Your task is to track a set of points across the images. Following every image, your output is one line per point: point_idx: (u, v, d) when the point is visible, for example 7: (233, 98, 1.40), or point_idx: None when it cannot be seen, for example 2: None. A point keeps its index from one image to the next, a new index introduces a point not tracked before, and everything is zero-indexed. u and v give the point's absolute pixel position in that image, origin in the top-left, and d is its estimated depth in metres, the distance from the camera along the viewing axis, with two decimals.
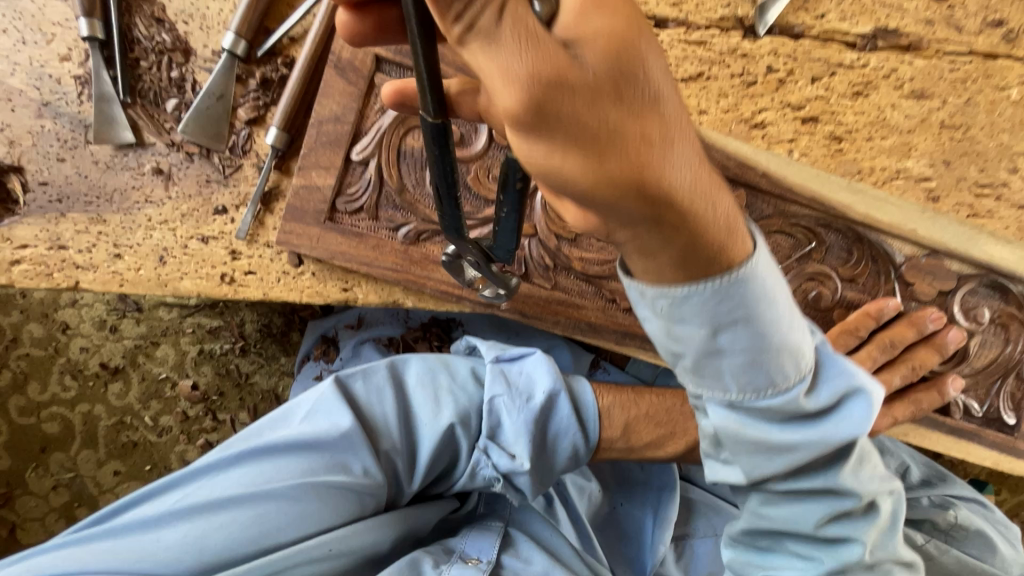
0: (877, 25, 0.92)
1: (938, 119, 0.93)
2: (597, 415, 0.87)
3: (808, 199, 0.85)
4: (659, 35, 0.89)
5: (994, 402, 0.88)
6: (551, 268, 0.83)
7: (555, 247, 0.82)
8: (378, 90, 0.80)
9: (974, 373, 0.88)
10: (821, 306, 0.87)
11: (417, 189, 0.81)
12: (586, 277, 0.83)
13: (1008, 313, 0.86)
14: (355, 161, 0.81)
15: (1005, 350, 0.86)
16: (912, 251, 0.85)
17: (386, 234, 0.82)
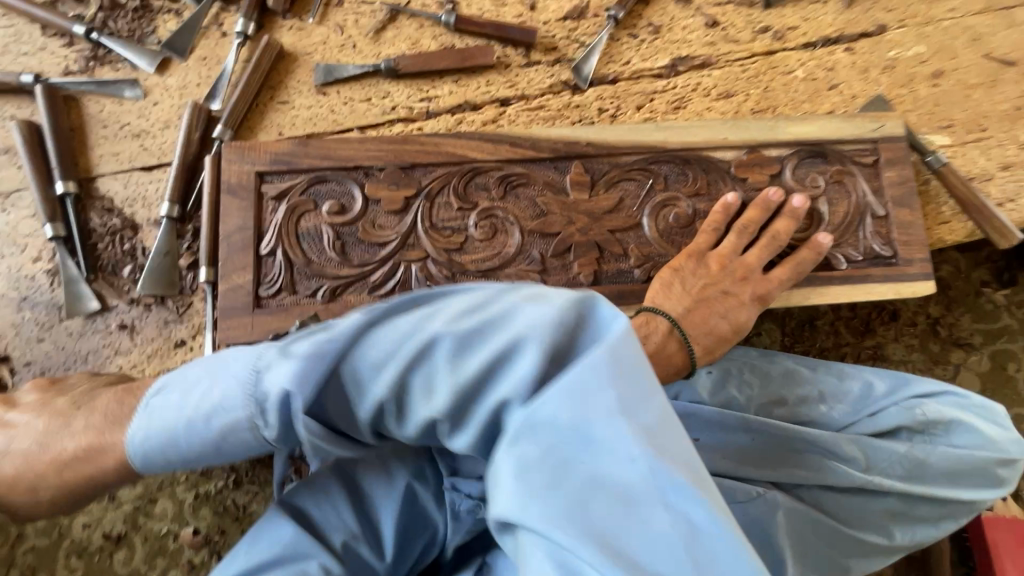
0: (672, 57, 1.16)
1: (748, 108, 1.14)
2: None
3: (632, 148, 1.05)
4: (507, 110, 1.11)
5: (865, 243, 1.04)
6: (451, 277, 0.99)
7: (449, 259, 0.99)
8: (267, 196, 1.00)
9: (836, 229, 1.04)
10: (683, 224, 1.02)
11: (322, 257, 0.98)
12: (483, 273, 0.99)
13: (837, 172, 1.07)
14: (264, 255, 0.97)
15: (849, 199, 1.05)
16: (734, 155, 1.06)
17: (308, 302, 0.97)
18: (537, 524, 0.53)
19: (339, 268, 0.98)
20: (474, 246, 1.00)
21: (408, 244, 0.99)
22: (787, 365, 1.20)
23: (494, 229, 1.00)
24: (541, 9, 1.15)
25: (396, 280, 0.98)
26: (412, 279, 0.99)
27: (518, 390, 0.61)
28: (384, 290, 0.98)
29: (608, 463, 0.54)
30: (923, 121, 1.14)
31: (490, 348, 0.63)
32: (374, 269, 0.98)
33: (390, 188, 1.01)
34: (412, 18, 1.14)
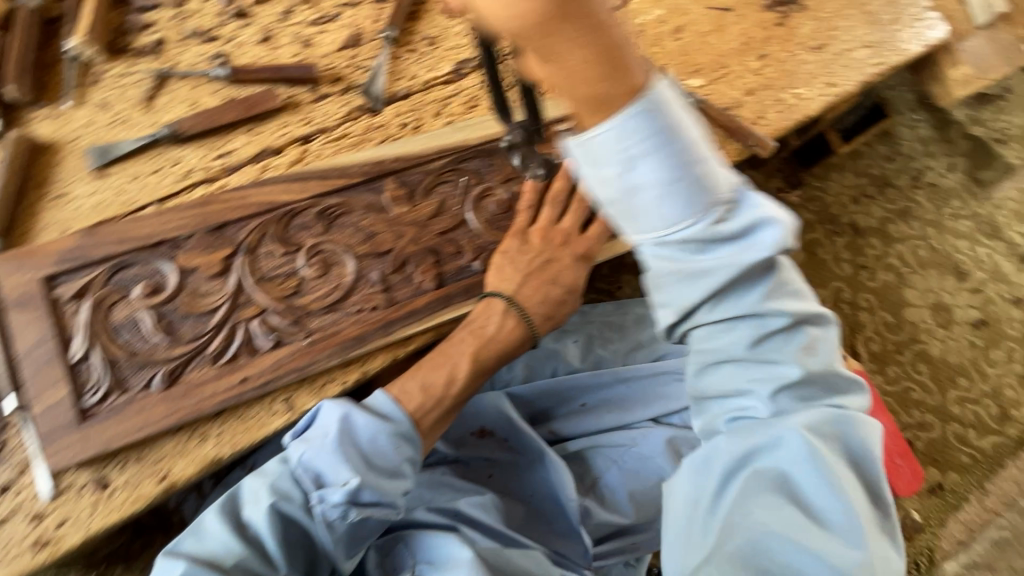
0: (455, 62, 1.24)
1: (534, 92, 1.24)
2: (391, 401, 0.92)
3: (436, 152, 1.10)
4: (310, 147, 1.11)
5: None
6: (295, 321, 0.96)
7: (288, 305, 0.97)
8: (65, 300, 0.92)
9: None
10: (504, 209, 1.10)
11: (147, 344, 0.92)
12: (328, 308, 0.98)
13: None
14: (78, 362, 0.90)
15: None
16: (530, 137, 1.15)
17: (142, 394, 0.90)
18: (779, 454, 0.76)
19: (171, 348, 0.92)
20: (311, 285, 0.98)
21: (241, 302, 0.96)
22: (635, 314, 1.47)
23: (326, 263, 1.00)
24: (317, 45, 1.18)
25: (237, 342, 0.94)
26: (255, 335, 0.95)
27: (783, 354, 0.76)
28: (227, 356, 0.93)
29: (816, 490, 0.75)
30: (678, 70, 1.34)
31: (695, 273, 0.71)
32: (209, 338, 0.93)
33: (206, 253, 0.96)
34: (184, 79, 1.10)
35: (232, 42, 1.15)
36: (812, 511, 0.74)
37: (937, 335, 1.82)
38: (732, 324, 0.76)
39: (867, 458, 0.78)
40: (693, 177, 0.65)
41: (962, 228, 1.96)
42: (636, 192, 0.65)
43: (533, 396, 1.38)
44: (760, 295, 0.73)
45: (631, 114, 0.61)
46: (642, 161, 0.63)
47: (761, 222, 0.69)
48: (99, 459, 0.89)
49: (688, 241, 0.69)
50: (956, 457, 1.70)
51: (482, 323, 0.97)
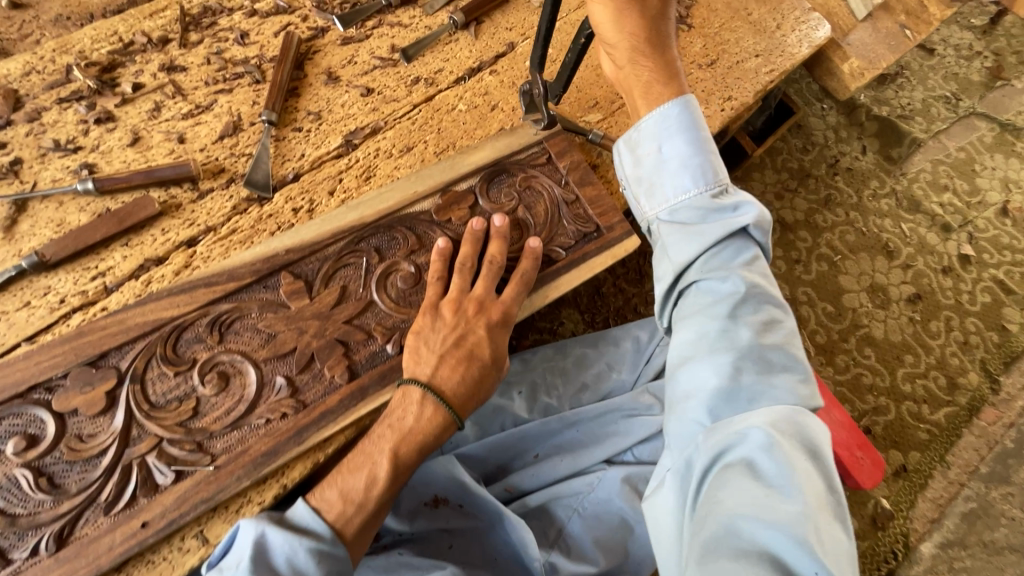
0: (344, 134, 1.19)
1: (431, 153, 1.21)
2: (311, 512, 0.85)
3: (332, 235, 1.05)
4: (196, 249, 1.05)
5: (569, 229, 1.15)
6: (197, 447, 0.89)
7: (187, 431, 0.89)
8: None
9: (541, 228, 1.14)
10: (412, 283, 1.05)
11: (28, 505, 0.83)
12: (232, 426, 0.91)
13: (521, 179, 1.17)
14: None
15: (541, 200, 1.16)
16: (430, 203, 1.12)
17: (28, 563, 0.81)
18: (743, 439, 0.73)
19: (57, 506, 0.83)
20: (209, 404, 0.91)
21: (133, 437, 0.88)
22: (577, 354, 1.41)
23: (224, 377, 0.93)
24: (191, 140, 1.12)
25: (133, 483, 0.86)
26: (152, 472, 0.87)
27: (756, 315, 0.82)
28: (123, 501, 0.85)
29: (782, 458, 0.71)
30: (575, 107, 1.33)
31: (698, 230, 0.86)
32: (100, 485, 0.85)
33: (86, 391, 0.88)
34: (47, 200, 1.03)
35: (97, 150, 1.08)
36: (773, 486, 0.69)
37: (878, 316, 1.86)
38: (710, 306, 0.83)
39: (822, 451, 0.74)
40: (699, 163, 0.87)
41: (883, 207, 2.01)
42: (666, 162, 0.90)
43: (486, 454, 1.28)
44: (740, 263, 0.83)
45: (667, 108, 0.89)
46: (665, 156, 0.90)
47: (744, 204, 0.86)
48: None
49: (692, 208, 0.87)
50: (915, 435, 1.72)
51: (398, 415, 0.92)
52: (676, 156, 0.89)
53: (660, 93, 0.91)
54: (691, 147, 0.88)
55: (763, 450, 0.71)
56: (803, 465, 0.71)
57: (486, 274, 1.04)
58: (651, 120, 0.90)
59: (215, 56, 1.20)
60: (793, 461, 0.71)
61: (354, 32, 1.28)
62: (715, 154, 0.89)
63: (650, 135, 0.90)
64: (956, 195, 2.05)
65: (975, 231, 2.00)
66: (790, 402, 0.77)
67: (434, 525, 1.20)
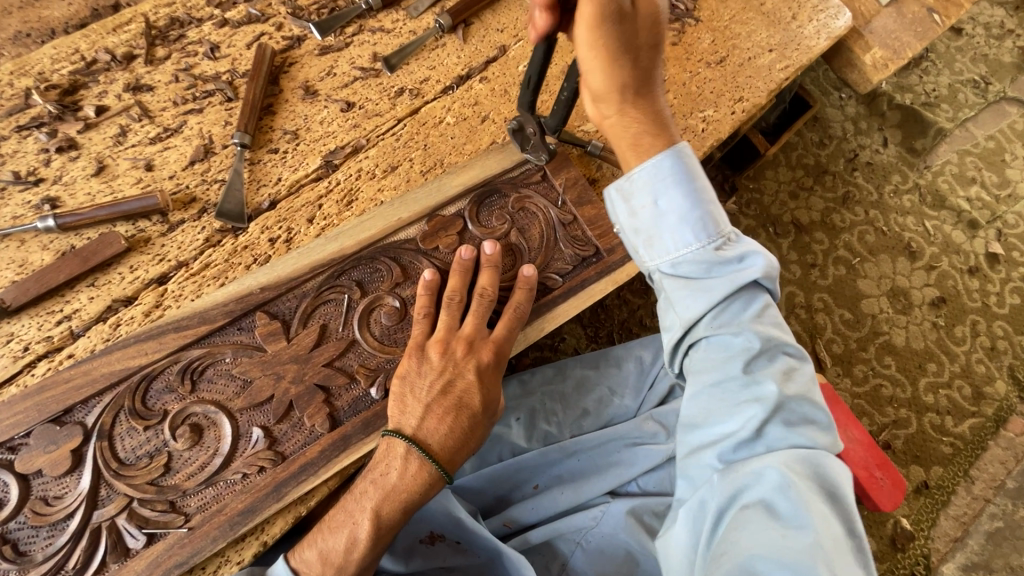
0: (323, 154, 1.11)
1: (417, 172, 1.13)
2: (292, 574, 0.82)
3: (311, 270, 0.98)
4: (167, 287, 0.98)
5: (566, 253, 1.07)
6: (169, 507, 0.84)
7: (158, 490, 0.84)
8: None
9: (536, 254, 1.06)
10: (397, 320, 0.98)
11: None
12: (206, 483, 0.86)
13: (513, 201, 1.09)
14: None
15: (535, 223, 1.08)
16: (416, 230, 1.04)
17: None
18: (760, 485, 0.67)
19: (24, 574, 0.79)
20: (183, 459, 0.86)
21: (101, 498, 0.83)
22: (577, 375, 1.29)
23: (197, 429, 0.87)
24: (160, 167, 1.05)
25: (102, 548, 0.81)
26: (123, 535, 0.82)
27: (774, 367, 0.74)
28: (92, 567, 0.81)
29: (805, 505, 0.64)
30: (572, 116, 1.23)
31: (705, 284, 0.78)
32: (67, 551, 0.80)
33: (50, 450, 0.83)
34: (8, 239, 0.96)
35: (60, 182, 1.01)
36: (790, 528, 0.63)
37: (899, 323, 1.76)
38: (723, 361, 0.75)
39: (843, 494, 0.68)
40: (701, 213, 0.79)
41: (906, 204, 1.89)
42: (663, 217, 0.81)
43: (482, 485, 1.17)
44: (751, 316, 0.76)
45: (659, 160, 0.81)
46: (663, 202, 0.81)
47: (751, 254, 0.78)
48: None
49: (696, 263, 0.79)
50: (937, 450, 1.64)
51: (382, 471, 0.86)
52: (675, 205, 0.80)
53: (650, 145, 0.84)
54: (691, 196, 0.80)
55: (783, 500, 0.65)
56: (826, 515, 0.65)
57: (477, 307, 0.97)
58: (643, 170, 0.82)
59: (183, 73, 1.11)
60: (816, 509, 0.64)
61: (333, 39, 1.19)
62: (716, 201, 0.81)
63: (642, 185, 0.82)
64: (984, 189, 1.92)
65: (1004, 228, 1.88)
66: (813, 452, 0.70)
67: (430, 564, 1.11)
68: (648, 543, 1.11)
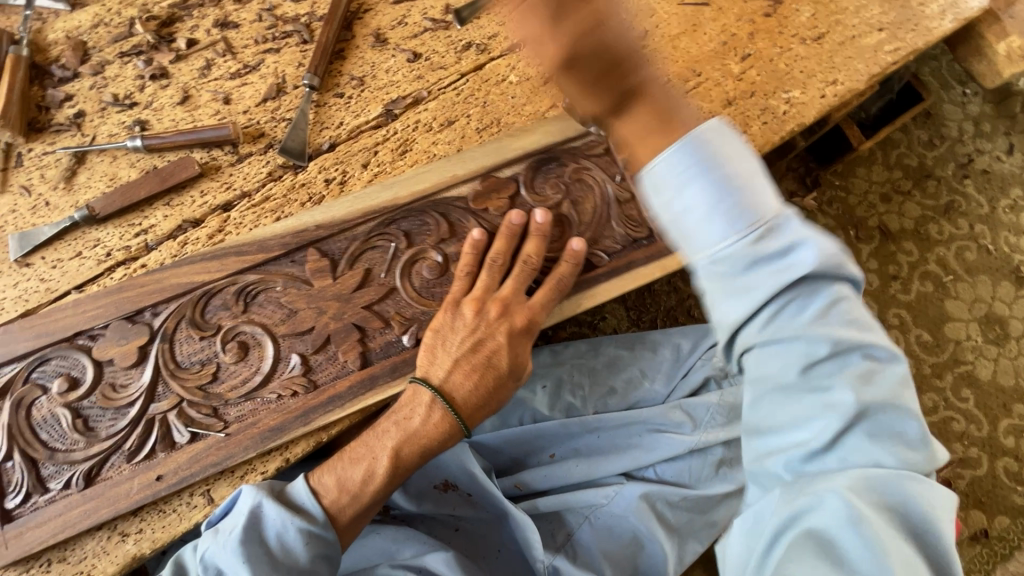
0: (385, 103, 1.13)
1: (472, 128, 1.12)
2: (309, 492, 0.86)
3: (363, 214, 1.00)
4: (231, 214, 1.06)
5: (619, 230, 1.00)
6: (212, 413, 0.92)
7: (206, 395, 0.92)
8: None
9: (586, 225, 1.00)
10: (438, 273, 0.99)
11: (66, 442, 0.91)
12: (246, 396, 0.93)
13: (574, 169, 1.03)
14: (4, 463, 0.90)
15: (593, 194, 1.01)
16: (467, 187, 1.02)
17: (64, 494, 0.89)
18: (822, 518, 0.56)
19: (90, 446, 0.90)
20: (229, 372, 0.94)
21: (158, 394, 0.92)
22: (610, 354, 1.28)
23: (245, 347, 0.95)
24: (236, 101, 1.11)
25: (153, 437, 0.91)
26: (171, 429, 0.91)
27: (847, 375, 0.60)
28: (144, 451, 0.91)
29: (874, 547, 0.54)
30: (642, 85, 1.16)
31: (744, 287, 0.63)
32: (126, 434, 0.91)
33: (120, 344, 0.93)
34: (103, 154, 1.07)
35: (150, 107, 1.10)
36: (850, 569, 0.54)
37: (987, 354, 1.57)
38: (781, 365, 0.62)
39: (932, 524, 0.56)
40: (737, 205, 0.63)
41: (1023, 223, 1.65)
42: (687, 214, 0.65)
43: (499, 445, 1.19)
44: (813, 316, 0.61)
45: (672, 149, 0.64)
46: (683, 188, 0.65)
47: (801, 242, 0.62)
48: (30, 556, 0.89)
49: (733, 259, 0.63)
50: (1007, 499, 1.47)
51: (403, 413, 0.90)
52: (699, 204, 0.64)
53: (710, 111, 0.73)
54: (722, 180, 0.63)
55: (845, 541, 0.55)
56: (902, 546, 0.55)
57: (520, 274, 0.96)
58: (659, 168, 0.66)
59: (267, 13, 1.16)
60: (890, 552, 0.54)
61: None
62: (751, 187, 0.63)
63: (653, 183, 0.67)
64: None
65: None
66: (893, 477, 0.58)
67: (440, 509, 1.15)
68: (656, 528, 1.09)
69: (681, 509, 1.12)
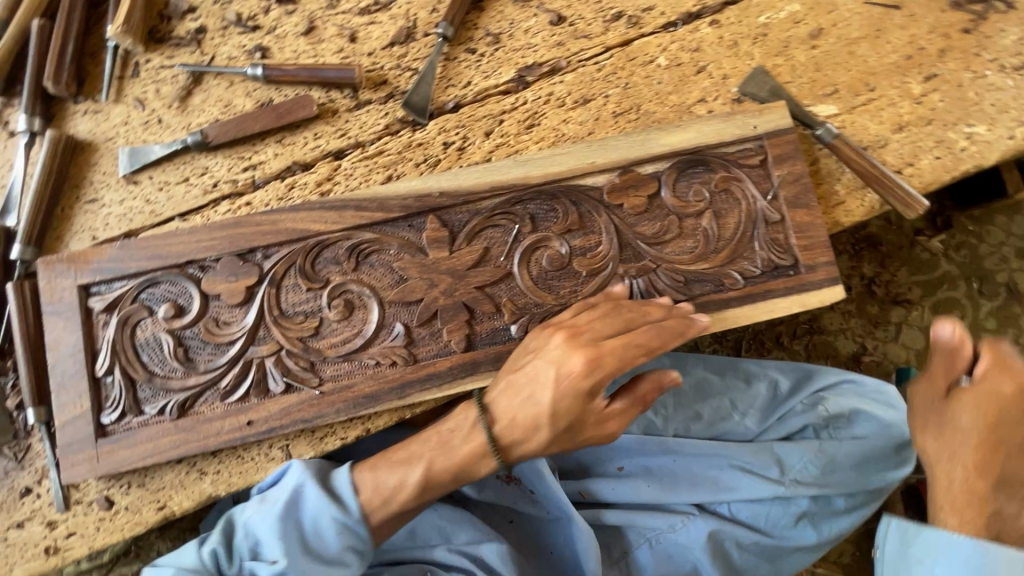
0: (518, 68, 1.03)
1: (609, 111, 1.02)
2: (350, 484, 0.86)
3: (489, 190, 0.92)
4: (342, 163, 1.00)
5: (763, 255, 0.92)
6: (309, 366, 0.90)
7: (305, 348, 0.90)
8: (95, 311, 0.90)
9: (727, 243, 0.92)
10: (558, 266, 0.92)
11: (165, 368, 0.89)
12: (345, 357, 0.90)
13: (722, 178, 0.94)
14: (101, 377, 0.89)
15: (739, 209, 0.93)
16: (602, 179, 0.93)
17: (157, 419, 0.89)
18: None
19: (187, 377, 0.89)
20: (332, 328, 0.90)
21: (259, 338, 0.90)
22: (698, 377, 1.16)
23: (349, 306, 0.91)
24: (362, 41, 1.03)
25: (249, 380, 0.89)
26: (267, 375, 0.89)
27: None
28: (239, 393, 0.89)
29: None
30: (805, 91, 1.03)
31: None
32: (223, 372, 0.89)
33: (229, 280, 0.90)
34: (220, 77, 1.01)
35: (273, 34, 1.03)
36: None
37: None
38: None
39: None
40: None
41: None
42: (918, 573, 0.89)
43: (568, 447, 1.15)
44: None
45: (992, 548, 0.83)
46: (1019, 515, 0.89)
47: None
48: (111, 477, 0.90)
49: None
50: None
51: (452, 436, 0.87)
52: None
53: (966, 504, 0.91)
54: None
55: None
56: None
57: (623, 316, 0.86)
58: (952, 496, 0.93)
59: None
60: None
61: None
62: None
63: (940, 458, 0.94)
64: None
65: None
66: None
67: (499, 498, 1.13)
68: (718, 567, 1.04)
69: (748, 552, 1.06)
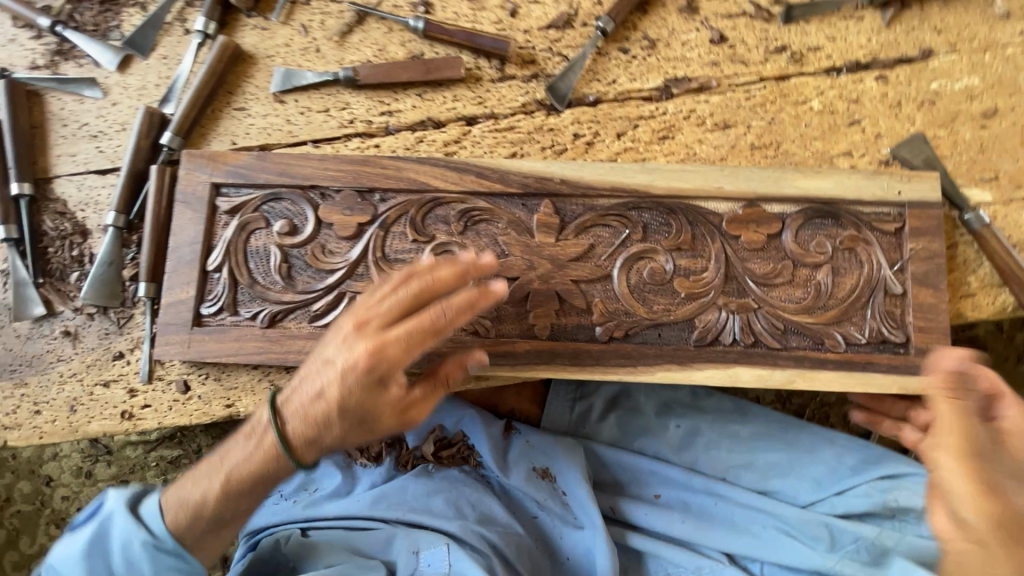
0: (666, 77, 1.02)
1: (747, 142, 0.99)
2: (158, 510, 0.85)
3: (609, 189, 0.91)
4: (472, 130, 1.01)
5: (875, 326, 0.88)
6: None
7: None
8: (221, 211, 0.96)
9: (842, 304, 0.89)
10: (658, 281, 0.90)
11: (266, 279, 0.94)
12: None
13: (851, 238, 0.90)
14: (210, 271, 0.95)
15: (862, 272, 0.89)
16: (727, 207, 0.90)
17: (247, 324, 0.94)
18: None
19: (284, 293, 0.93)
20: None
21: (357, 274, 0.93)
22: (759, 427, 1.12)
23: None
24: (521, 17, 1.04)
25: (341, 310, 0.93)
26: None
27: None
28: (327, 320, 0.93)
29: None
30: (962, 170, 0.97)
31: None
32: (317, 297, 0.93)
33: (345, 213, 0.94)
34: (382, 21, 1.04)
35: None
36: None
37: None
38: None
39: None
40: None
41: None
42: None
43: (610, 461, 1.15)
44: None
45: None
46: None
47: None
48: (190, 364, 0.95)
49: None
50: None
51: (245, 444, 0.83)
52: None
53: None
54: None
55: None
56: None
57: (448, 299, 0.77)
58: None
59: None
60: None
61: None
62: None
63: None
64: None
65: None
66: None
67: (532, 493, 1.12)
68: None
69: None
